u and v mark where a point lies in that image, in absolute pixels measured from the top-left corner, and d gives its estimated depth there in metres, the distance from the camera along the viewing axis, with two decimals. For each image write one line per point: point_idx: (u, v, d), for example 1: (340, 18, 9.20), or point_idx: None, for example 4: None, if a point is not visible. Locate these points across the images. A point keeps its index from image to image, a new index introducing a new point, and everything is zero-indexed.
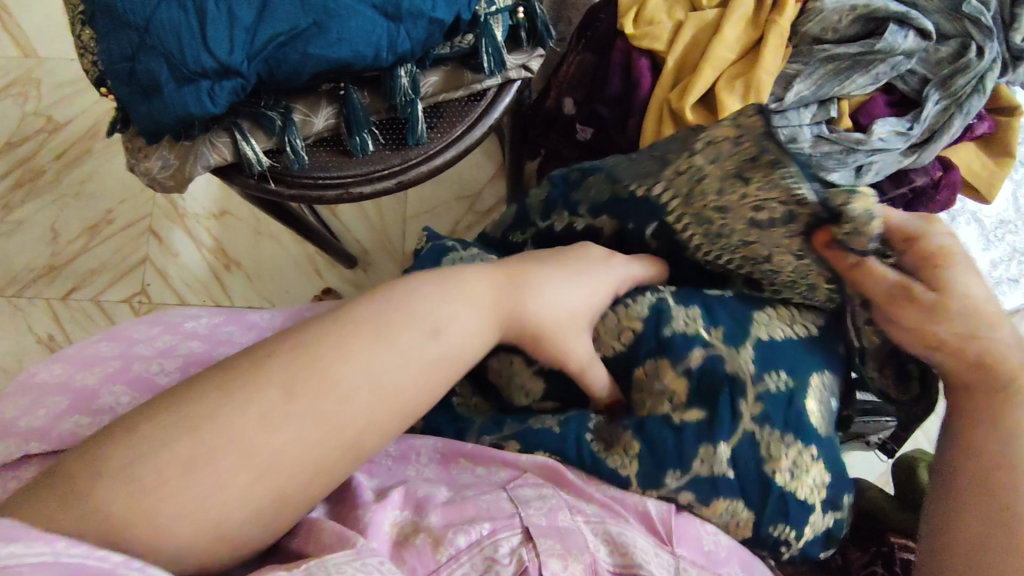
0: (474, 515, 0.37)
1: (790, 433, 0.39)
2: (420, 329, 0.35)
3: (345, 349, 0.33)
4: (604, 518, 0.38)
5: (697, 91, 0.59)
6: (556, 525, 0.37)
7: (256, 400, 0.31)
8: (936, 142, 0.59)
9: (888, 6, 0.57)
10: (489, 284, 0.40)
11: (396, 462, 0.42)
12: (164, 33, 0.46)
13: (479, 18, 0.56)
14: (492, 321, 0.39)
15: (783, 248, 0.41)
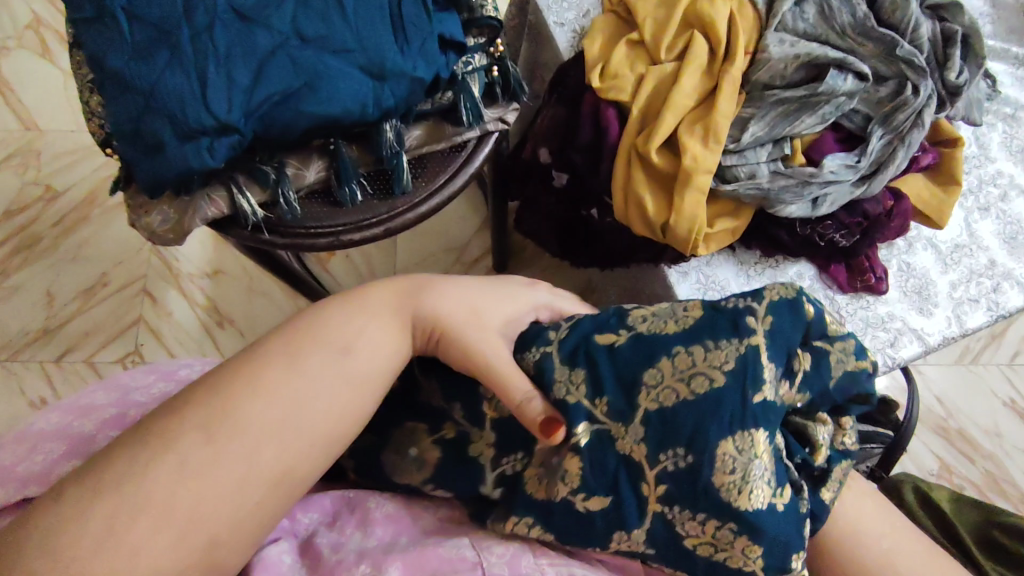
0: (436, 568, 0.38)
1: (699, 511, 0.37)
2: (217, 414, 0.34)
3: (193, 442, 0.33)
4: (568, 564, 0.39)
5: (661, 135, 0.64)
6: (519, 574, 0.38)
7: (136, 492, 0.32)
8: (883, 173, 0.64)
9: (827, 53, 0.63)
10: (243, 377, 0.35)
11: (356, 499, 0.43)
12: (168, 96, 0.50)
13: (457, 77, 0.61)
14: (257, 380, 0.35)
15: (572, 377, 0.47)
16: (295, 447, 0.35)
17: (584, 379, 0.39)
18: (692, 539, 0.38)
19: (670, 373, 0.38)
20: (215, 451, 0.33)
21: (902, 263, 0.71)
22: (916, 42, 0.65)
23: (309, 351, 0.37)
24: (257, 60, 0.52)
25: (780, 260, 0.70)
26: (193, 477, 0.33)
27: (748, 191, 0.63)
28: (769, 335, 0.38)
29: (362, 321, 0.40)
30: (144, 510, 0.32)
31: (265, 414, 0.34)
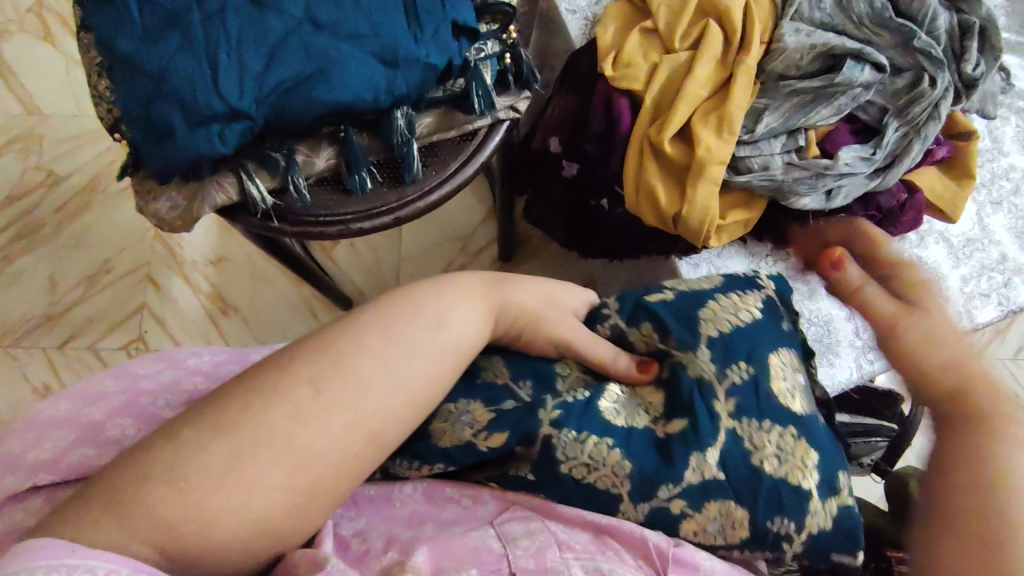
0: (462, 556, 0.37)
1: (765, 420, 0.40)
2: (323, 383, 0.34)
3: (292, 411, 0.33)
4: (594, 554, 0.38)
5: (674, 126, 0.63)
6: (544, 567, 0.37)
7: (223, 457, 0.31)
8: (898, 166, 0.63)
9: (845, 43, 0.62)
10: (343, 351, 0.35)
11: (379, 496, 0.42)
12: (179, 81, 0.50)
13: (470, 64, 0.60)
14: (361, 357, 0.35)
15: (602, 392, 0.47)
16: (394, 407, 0.35)
17: (653, 329, 0.44)
18: (762, 452, 0.39)
19: (713, 314, 0.43)
20: (323, 402, 0.33)
21: (913, 257, 0.71)
22: (934, 33, 0.64)
23: (411, 322, 0.37)
24: (269, 45, 0.51)
25: (791, 252, 0.70)
26: (307, 423, 0.33)
27: (761, 183, 0.63)
28: (777, 293, 0.46)
29: (457, 298, 0.39)
30: (257, 447, 0.32)
31: (374, 375, 0.35)
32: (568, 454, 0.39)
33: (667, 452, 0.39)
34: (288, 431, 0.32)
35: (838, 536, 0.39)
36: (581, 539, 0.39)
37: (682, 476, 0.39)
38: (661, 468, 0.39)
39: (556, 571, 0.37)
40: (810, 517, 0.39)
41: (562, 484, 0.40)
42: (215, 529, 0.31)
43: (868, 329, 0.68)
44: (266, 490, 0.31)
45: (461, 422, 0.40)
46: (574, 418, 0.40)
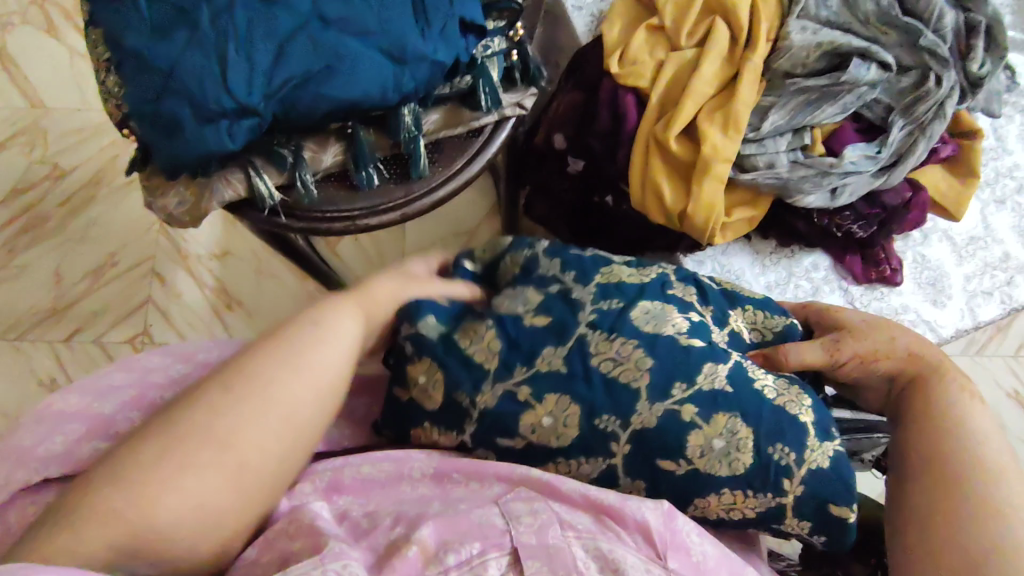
0: (466, 530, 0.38)
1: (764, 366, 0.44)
2: (264, 413, 0.37)
3: (241, 437, 0.36)
4: (595, 534, 0.39)
5: (680, 123, 0.63)
6: (546, 543, 0.38)
7: (184, 464, 0.34)
8: (903, 164, 0.64)
9: (851, 42, 0.62)
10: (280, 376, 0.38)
11: (389, 480, 0.44)
12: (189, 77, 0.50)
13: (477, 61, 0.61)
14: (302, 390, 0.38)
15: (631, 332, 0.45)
16: (310, 403, 0.38)
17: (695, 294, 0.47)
18: (760, 381, 0.42)
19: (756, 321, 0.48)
20: (236, 399, 0.36)
21: (917, 255, 0.71)
22: (940, 31, 0.64)
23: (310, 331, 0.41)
24: (278, 41, 0.51)
25: (795, 250, 0.70)
26: (231, 416, 0.36)
27: (767, 181, 0.63)
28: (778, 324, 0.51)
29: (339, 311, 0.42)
30: (197, 443, 0.35)
31: (285, 374, 0.38)
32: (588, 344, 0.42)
33: (691, 359, 0.41)
34: (213, 429, 0.35)
35: (833, 483, 0.39)
36: (583, 522, 0.39)
37: (697, 380, 0.41)
38: (684, 376, 0.41)
39: (557, 548, 0.38)
40: (808, 451, 0.39)
41: (581, 381, 0.41)
42: (163, 527, 0.33)
43: None
44: (212, 480, 0.34)
45: (517, 300, 0.45)
46: (608, 321, 0.43)
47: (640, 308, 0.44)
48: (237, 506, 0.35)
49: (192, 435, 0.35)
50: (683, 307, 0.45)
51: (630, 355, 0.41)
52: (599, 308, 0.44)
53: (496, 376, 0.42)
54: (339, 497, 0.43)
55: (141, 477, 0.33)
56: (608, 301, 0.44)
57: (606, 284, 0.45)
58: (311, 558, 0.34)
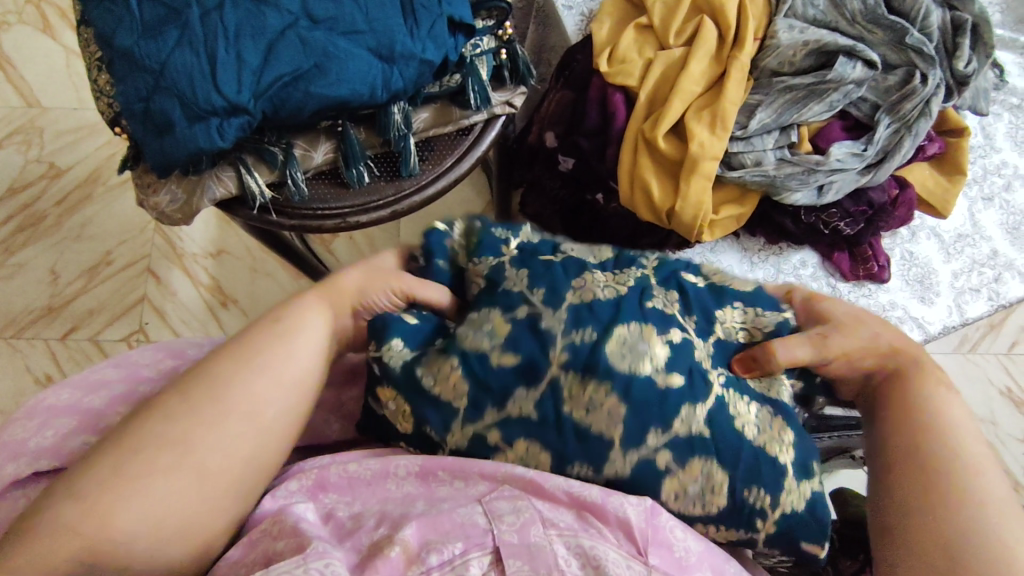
0: (449, 530, 0.39)
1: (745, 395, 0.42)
2: (217, 407, 0.37)
3: (200, 430, 0.36)
4: (577, 531, 0.39)
5: (668, 121, 0.64)
6: (527, 542, 0.38)
7: (138, 469, 0.35)
8: (889, 162, 0.64)
9: (837, 41, 0.62)
10: (231, 371, 0.39)
11: (375, 477, 0.43)
12: (179, 76, 0.50)
13: (466, 60, 0.61)
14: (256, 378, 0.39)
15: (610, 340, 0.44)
16: (274, 406, 0.39)
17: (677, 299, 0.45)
18: (741, 419, 0.41)
19: (747, 321, 0.47)
20: (194, 406, 0.37)
21: (905, 252, 0.72)
22: (926, 30, 0.65)
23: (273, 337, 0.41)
24: (268, 40, 0.52)
25: (783, 248, 0.70)
26: (191, 425, 0.36)
27: (754, 178, 0.64)
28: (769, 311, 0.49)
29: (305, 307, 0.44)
30: (162, 450, 0.35)
31: (243, 381, 0.39)
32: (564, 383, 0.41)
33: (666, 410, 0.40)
34: (174, 438, 0.36)
35: (804, 519, 0.40)
36: (566, 521, 0.40)
37: (672, 425, 0.40)
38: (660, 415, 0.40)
39: (539, 546, 0.38)
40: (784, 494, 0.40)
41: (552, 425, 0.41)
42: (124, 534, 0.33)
43: None
44: (177, 489, 0.35)
45: (483, 331, 0.43)
46: (582, 359, 0.41)
47: (614, 335, 0.41)
48: (203, 513, 0.36)
49: (146, 436, 0.36)
50: (663, 327, 0.42)
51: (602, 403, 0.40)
52: (569, 347, 0.41)
53: (467, 417, 0.42)
54: (325, 495, 0.43)
55: (96, 482, 0.34)
56: (579, 335, 0.41)
57: (579, 314, 0.42)
58: (295, 556, 0.35)
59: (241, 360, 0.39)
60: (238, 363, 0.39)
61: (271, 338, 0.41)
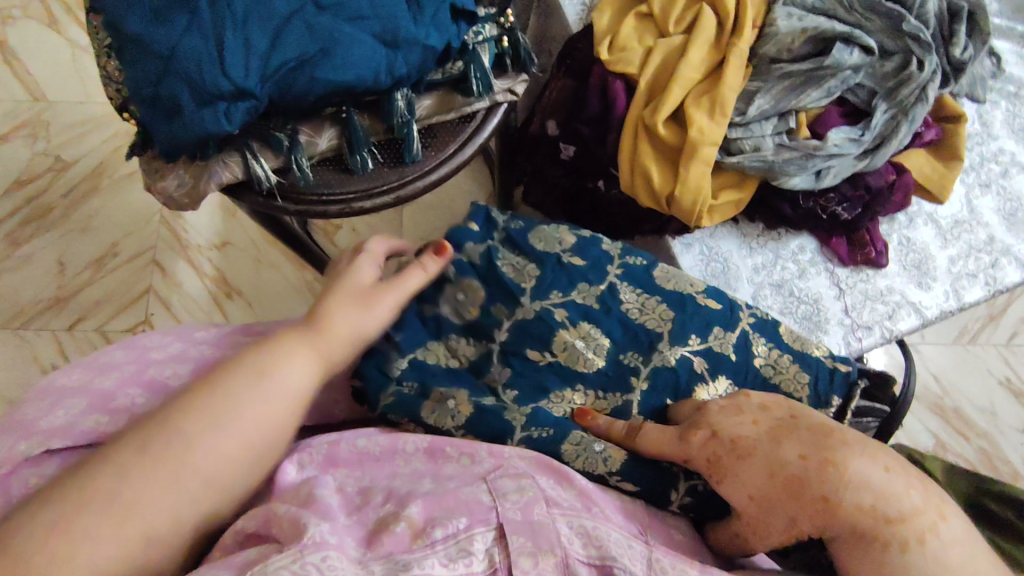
0: (453, 507, 0.40)
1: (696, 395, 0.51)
2: (177, 463, 0.36)
3: (158, 488, 0.35)
4: (579, 513, 0.42)
5: (668, 108, 0.64)
6: (530, 519, 0.40)
7: (88, 510, 0.33)
8: (886, 147, 0.65)
9: (834, 27, 0.63)
10: (201, 429, 0.37)
11: (383, 453, 0.46)
12: (187, 60, 0.51)
13: (468, 47, 0.62)
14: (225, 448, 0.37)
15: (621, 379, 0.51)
16: (230, 456, 0.37)
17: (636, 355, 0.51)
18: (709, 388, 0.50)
19: (770, 357, 0.52)
20: (151, 456, 0.35)
21: (903, 238, 0.72)
22: (922, 17, 0.65)
23: (230, 406, 0.38)
24: (274, 24, 0.53)
25: (782, 233, 0.71)
26: (142, 480, 0.34)
27: (753, 163, 0.64)
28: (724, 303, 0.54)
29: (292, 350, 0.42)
30: (117, 492, 0.34)
31: (209, 431, 0.37)
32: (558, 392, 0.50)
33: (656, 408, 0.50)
34: (126, 478, 0.34)
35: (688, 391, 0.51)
36: (565, 508, 0.42)
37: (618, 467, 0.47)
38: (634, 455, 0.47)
39: (542, 524, 0.40)
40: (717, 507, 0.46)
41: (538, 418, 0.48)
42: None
43: (858, 308, 0.69)
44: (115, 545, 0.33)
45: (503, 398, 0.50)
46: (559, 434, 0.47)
47: (624, 359, 0.51)
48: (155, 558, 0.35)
49: (107, 477, 0.34)
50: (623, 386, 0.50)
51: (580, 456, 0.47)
52: (591, 351, 0.51)
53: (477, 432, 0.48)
54: (335, 470, 0.45)
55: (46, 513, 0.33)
56: (603, 349, 0.51)
57: (601, 272, 0.55)
58: (291, 549, 0.34)
59: (215, 413, 0.38)
60: (213, 417, 0.38)
61: (242, 395, 0.39)
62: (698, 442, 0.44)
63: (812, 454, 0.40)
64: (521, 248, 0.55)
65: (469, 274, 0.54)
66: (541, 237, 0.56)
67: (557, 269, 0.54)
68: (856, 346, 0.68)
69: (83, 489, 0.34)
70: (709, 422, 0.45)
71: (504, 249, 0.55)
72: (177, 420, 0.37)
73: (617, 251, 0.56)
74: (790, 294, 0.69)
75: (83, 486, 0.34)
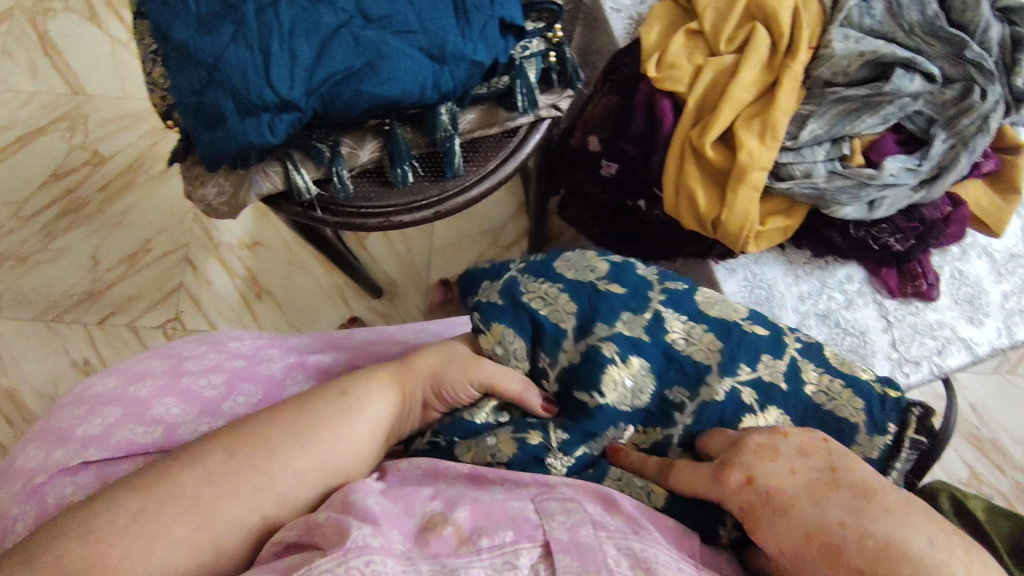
0: (500, 520, 0.40)
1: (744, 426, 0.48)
2: (253, 470, 0.40)
3: (230, 494, 0.39)
4: (627, 535, 0.41)
5: (716, 129, 0.63)
6: (577, 540, 0.39)
7: (169, 502, 0.38)
8: (943, 178, 0.62)
9: (895, 52, 0.61)
10: (281, 443, 0.41)
11: (426, 475, 0.46)
12: (232, 70, 0.51)
13: (515, 62, 0.61)
14: (301, 473, 0.41)
15: (665, 412, 0.49)
16: (306, 479, 0.41)
17: (682, 389, 0.49)
18: (756, 418, 0.48)
19: (822, 384, 0.49)
20: (236, 464, 0.40)
21: (954, 270, 0.70)
22: (986, 44, 0.62)
23: (313, 429, 0.43)
24: (323, 36, 0.52)
25: (829, 262, 0.69)
26: (220, 485, 0.39)
27: (803, 190, 0.62)
28: (777, 334, 0.51)
29: (375, 387, 0.47)
30: (196, 492, 0.39)
31: (288, 448, 0.41)
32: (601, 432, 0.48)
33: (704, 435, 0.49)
34: (212, 480, 0.39)
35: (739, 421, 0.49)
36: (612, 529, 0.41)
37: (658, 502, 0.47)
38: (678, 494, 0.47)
39: (589, 545, 0.39)
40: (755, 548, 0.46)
41: (577, 457, 0.48)
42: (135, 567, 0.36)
43: (906, 341, 0.67)
44: (186, 539, 0.38)
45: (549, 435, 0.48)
46: (599, 472, 0.48)
47: (669, 393, 0.49)
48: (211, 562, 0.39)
49: (188, 471, 0.39)
50: (666, 421, 0.49)
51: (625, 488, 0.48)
52: (636, 388, 0.48)
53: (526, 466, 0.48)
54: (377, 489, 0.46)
55: (128, 501, 0.38)
56: (647, 387, 0.49)
57: (641, 298, 0.51)
58: (336, 552, 0.35)
59: (299, 427, 0.43)
60: (297, 432, 0.42)
61: (319, 420, 0.43)
62: (732, 485, 0.43)
63: (864, 526, 0.38)
64: (550, 279, 0.52)
65: (496, 317, 0.50)
66: (570, 265, 0.53)
67: (593, 294, 0.51)
68: (903, 381, 0.66)
69: (169, 483, 0.39)
70: (743, 464, 0.43)
71: (528, 280, 0.52)
72: (263, 427, 0.42)
73: (653, 277, 0.53)
74: (836, 325, 0.67)
75: (170, 478, 0.39)
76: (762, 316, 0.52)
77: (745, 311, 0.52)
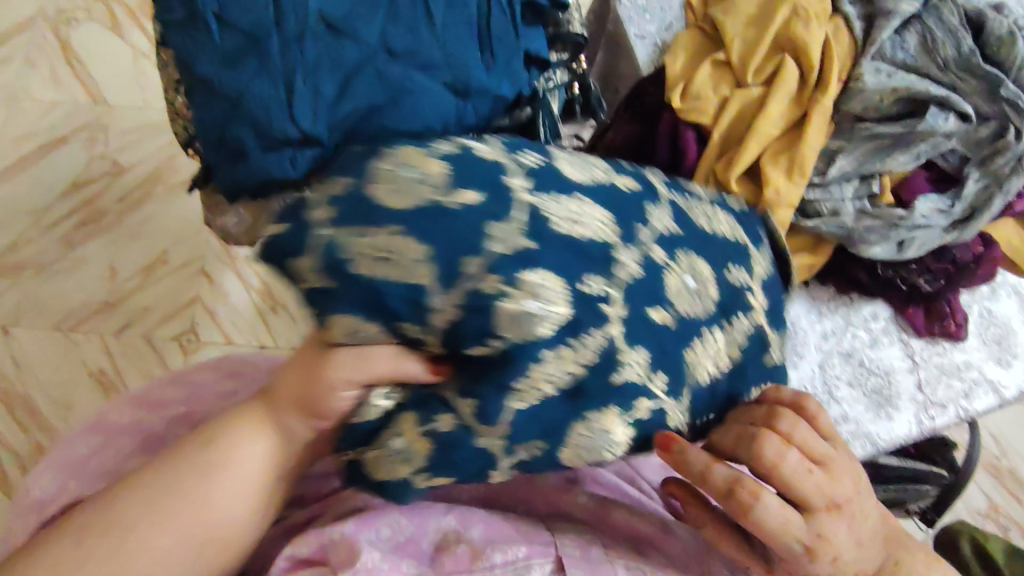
0: (513, 536, 0.46)
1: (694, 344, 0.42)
2: (134, 541, 0.37)
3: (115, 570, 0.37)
4: (625, 556, 0.47)
5: (742, 165, 0.61)
6: (586, 556, 0.45)
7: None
8: (977, 220, 0.61)
9: (929, 89, 0.59)
10: (161, 509, 0.38)
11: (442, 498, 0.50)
12: (254, 105, 0.50)
13: (539, 93, 0.60)
14: (199, 535, 0.39)
15: (604, 339, 0.37)
16: (235, 520, 0.40)
17: (600, 284, 0.37)
18: (694, 353, 0.42)
19: (711, 227, 0.46)
20: (104, 541, 0.37)
21: (984, 309, 0.68)
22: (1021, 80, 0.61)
23: (192, 487, 0.39)
24: (344, 70, 0.51)
25: (854, 298, 0.67)
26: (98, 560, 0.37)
27: (830, 229, 0.61)
28: (659, 206, 0.43)
29: (245, 430, 0.41)
30: (125, 565, 0.37)
31: (171, 511, 0.38)
32: (554, 385, 0.36)
33: (683, 346, 0.41)
34: (109, 549, 0.37)
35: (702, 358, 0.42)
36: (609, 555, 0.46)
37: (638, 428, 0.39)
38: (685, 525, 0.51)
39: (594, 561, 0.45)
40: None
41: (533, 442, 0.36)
42: None
43: (931, 383, 0.65)
44: None
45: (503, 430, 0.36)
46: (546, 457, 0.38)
47: (586, 289, 0.37)
48: None
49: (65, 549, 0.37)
50: (627, 405, 0.38)
51: (598, 439, 0.37)
52: (551, 316, 0.35)
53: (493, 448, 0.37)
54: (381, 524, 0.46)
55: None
56: (564, 300, 0.36)
57: (503, 198, 0.36)
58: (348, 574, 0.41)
59: (178, 486, 0.39)
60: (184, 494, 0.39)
61: (195, 477, 0.39)
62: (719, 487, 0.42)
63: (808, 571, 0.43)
64: (371, 220, 0.35)
65: (334, 309, 0.35)
66: (387, 181, 0.36)
67: (441, 213, 0.35)
68: (928, 424, 0.64)
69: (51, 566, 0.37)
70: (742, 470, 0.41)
71: (344, 235, 0.35)
72: (129, 495, 0.39)
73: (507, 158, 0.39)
74: (859, 365, 0.65)
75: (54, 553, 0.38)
76: (620, 170, 0.44)
77: (597, 176, 0.42)
